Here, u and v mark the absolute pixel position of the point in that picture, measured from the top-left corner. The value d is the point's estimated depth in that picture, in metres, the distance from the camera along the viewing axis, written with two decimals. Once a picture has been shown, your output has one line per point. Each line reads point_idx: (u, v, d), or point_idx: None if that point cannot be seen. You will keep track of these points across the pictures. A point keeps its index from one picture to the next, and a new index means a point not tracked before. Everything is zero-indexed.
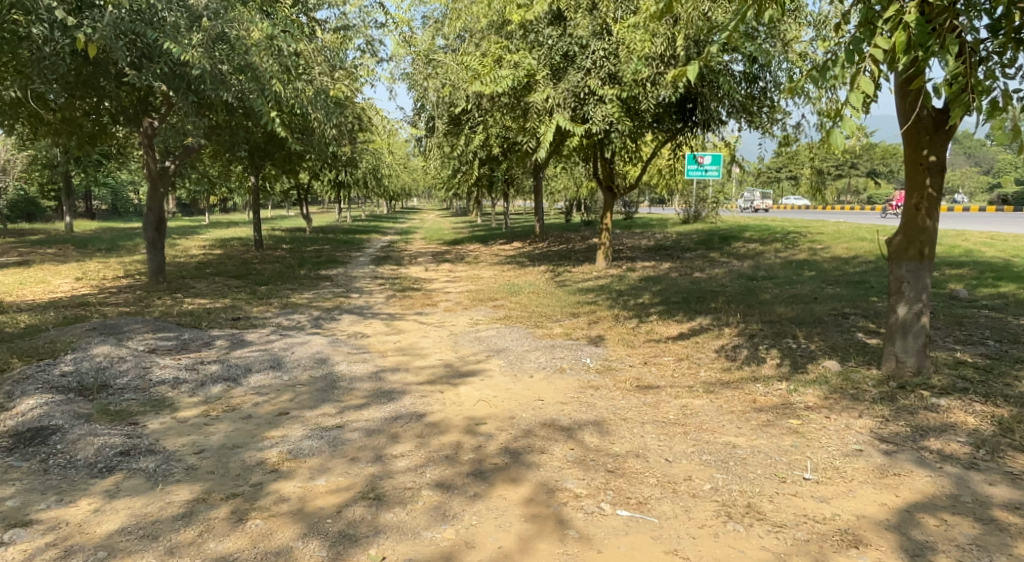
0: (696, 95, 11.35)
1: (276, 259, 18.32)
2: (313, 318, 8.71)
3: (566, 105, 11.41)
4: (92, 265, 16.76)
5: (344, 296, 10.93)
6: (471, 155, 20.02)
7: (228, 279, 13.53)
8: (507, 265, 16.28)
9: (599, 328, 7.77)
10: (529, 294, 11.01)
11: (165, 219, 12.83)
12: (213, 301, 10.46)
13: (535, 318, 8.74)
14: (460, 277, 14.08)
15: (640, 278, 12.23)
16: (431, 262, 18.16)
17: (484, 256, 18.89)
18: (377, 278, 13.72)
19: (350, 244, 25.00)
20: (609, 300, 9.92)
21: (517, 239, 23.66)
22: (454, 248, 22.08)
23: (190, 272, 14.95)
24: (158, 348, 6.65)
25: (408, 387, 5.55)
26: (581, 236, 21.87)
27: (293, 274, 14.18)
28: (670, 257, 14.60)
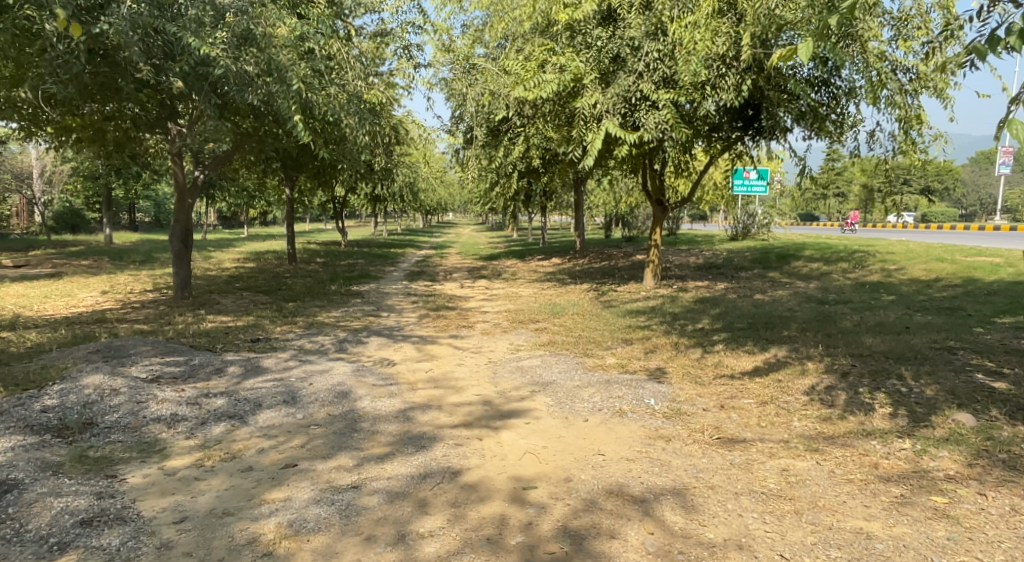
0: (760, 101, 10.38)
1: (308, 274, 17.74)
2: (338, 340, 7.93)
3: (615, 111, 10.54)
4: (122, 278, 16.36)
5: (375, 315, 10.16)
6: (510, 168, 19.26)
7: (256, 294, 12.88)
8: (548, 282, 15.41)
9: (659, 359, 6.82)
10: (574, 316, 10.08)
11: (192, 230, 12.21)
12: (235, 319, 9.77)
13: (583, 344, 7.82)
14: (498, 295, 13.25)
15: (695, 299, 11.22)
16: (467, 278, 17.39)
17: (522, 272, 18.05)
18: (411, 295, 12.97)
19: (385, 258, 24.43)
20: (663, 325, 8.96)
21: (556, 255, 22.78)
22: (491, 264, 21.29)
23: (218, 286, 14.42)
24: (161, 377, 5.89)
25: (441, 431, 4.68)
26: (623, 253, 20.89)
27: (323, 290, 13.51)
28: (725, 277, 13.54)
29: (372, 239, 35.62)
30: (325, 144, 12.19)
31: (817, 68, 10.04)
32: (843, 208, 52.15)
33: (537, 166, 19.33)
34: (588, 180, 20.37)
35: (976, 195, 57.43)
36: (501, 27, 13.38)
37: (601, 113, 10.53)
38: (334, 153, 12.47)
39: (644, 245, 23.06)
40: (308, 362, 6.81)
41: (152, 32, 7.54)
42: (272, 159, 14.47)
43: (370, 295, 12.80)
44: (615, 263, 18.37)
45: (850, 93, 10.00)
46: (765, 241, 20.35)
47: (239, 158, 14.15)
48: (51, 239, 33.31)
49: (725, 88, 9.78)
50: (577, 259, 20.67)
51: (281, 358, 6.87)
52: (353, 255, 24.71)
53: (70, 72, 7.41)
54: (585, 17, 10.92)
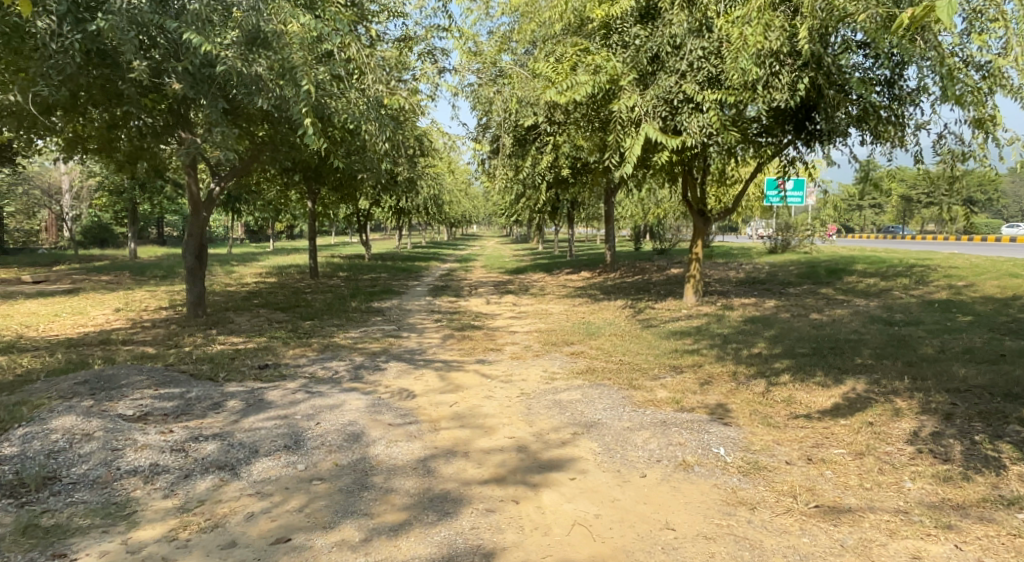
0: (816, 101, 9.49)
1: (330, 289, 17.13)
2: (355, 366, 7.19)
3: (655, 114, 9.72)
4: (140, 294, 15.87)
5: (396, 336, 9.42)
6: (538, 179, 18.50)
7: (273, 313, 12.21)
8: (579, 298, 14.56)
9: (718, 392, 5.95)
10: (612, 337, 9.24)
11: (206, 245, 11.56)
12: (246, 340, 9.08)
13: (628, 372, 6.98)
14: (528, 312, 12.44)
15: (743, 318, 10.31)
16: (493, 293, 16.63)
17: (551, 287, 17.24)
18: (435, 313, 12.23)
19: (409, 272, 23.78)
20: (714, 349, 8.07)
21: (585, 269, 21.93)
22: (518, 278, 20.51)
23: (235, 303, 13.81)
24: (149, 413, 5.17)
25: (470, 489, 3.88)
26: (656, 266, 19.98)
27: (343, 308, 12.83)
28: (772, 293, 12.58)
29: (396, 252, 35.07)
30: (345, 153, 11.53)
31: (879, 65, 9.15)
32: (879, 219, 50.59)
33: (566, 175, 18.53)
34: (618, 190, 19.51)
35: (1020, 206, 55.41)
36: (530, 30, 12.65)
37: (640, 116, 9.72)
38: (353, 163, 11.81)
39: (677, 258, 22.11)
40: (319, 393, 6.06)
41: (154, 29, 6.91)
42: (290, 169, 13.85)
43: (392, 313, 12.09)
44: (649, 278, 17.46)
45: (918, 92, 9.07)
46: (807, 254, 19.29)
47: (256, 168, 13.55)
48: (78, 254, 33.30)
49: (779, 87, 8.92)
50: (608, 273, 19.81)
51: (289, 389, 6.12)
52: (377, 270, 24.11)
53: (64, 73, 6.80)
54: (622, 14, 10.14)
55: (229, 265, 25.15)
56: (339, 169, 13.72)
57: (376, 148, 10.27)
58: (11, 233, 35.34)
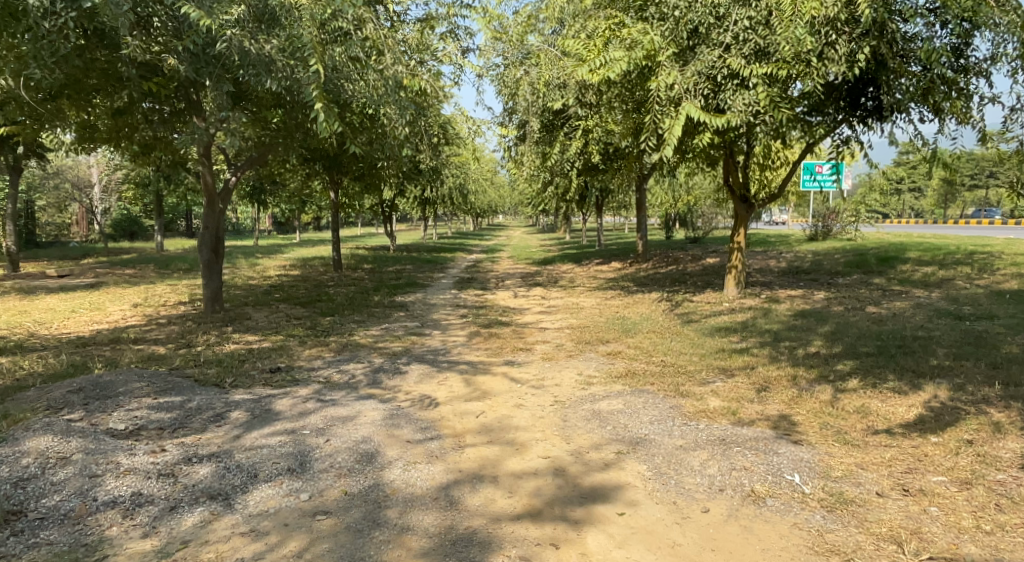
0: (874, 74, 8.69)
1: (353, 282, 16.66)
2: (373, 369, 6.63)
3: (697, 91, 9.00)
4: (162, 288, 15.56)
5: (420, 334, 8.86)
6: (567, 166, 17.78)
7: (292, 308, 11.72)
8: (611, 290, 13.87)
9: (779, 400, 5.27)
10: (651, 333, 8.57)
11: (223, 239, 11.07)
12: (262, 339, 8.59)
13: (672, 374, 6.31)
14: (558, 306, 11.80)
15: (792, 312, 9.55)
16: (520, 285, 15.99)
17: (580, 278, 16.54)
18: (460, 307, 11.65)
19: (434, 264, 23.25)
20: (765, 348, 7.36)
21: (615, 259, 21.16)
22: (545, 269, 19.82)
23: (255, 298, 13.38)
24: (143, 427, 4.63)
25: (501, 528, 3.28)
26: (690, 255, 19.13)
27: (365, 302, 12.32)
28: (820, 284, 11.76)
29: (421, 243, 34.62)
30: (364, 139, 11.03)
31: (946, 32, 8.30)
32: (919, 203, 48.81)
33: (596, 161, 17.77)
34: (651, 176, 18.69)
35: None
36: (559, 6, 11.93)
37: (680, 95, 9.02)
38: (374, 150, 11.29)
39: (711, 247, 21.26)
40: (333, 402, 5.50)
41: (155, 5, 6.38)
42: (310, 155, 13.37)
43: (415, 308, 11.55)
44: (683, 268, 16.67)
45: (990, 61, 8.22)
46: (850, 241, 18.31)
47: (274, 156, 13.07)
48: (106, 247, 33.39)
49: (835, 59, 8.13)
50: (639, 264, 19.05)
51: (302, 398, 5.58)
52: (401, 261, 23.59)
53: (58, 55, 6.29)
54: None
55: (253, 257, 24.88)
56: (358, 157, 13.23)
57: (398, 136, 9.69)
58: (41, 226, 35.55)
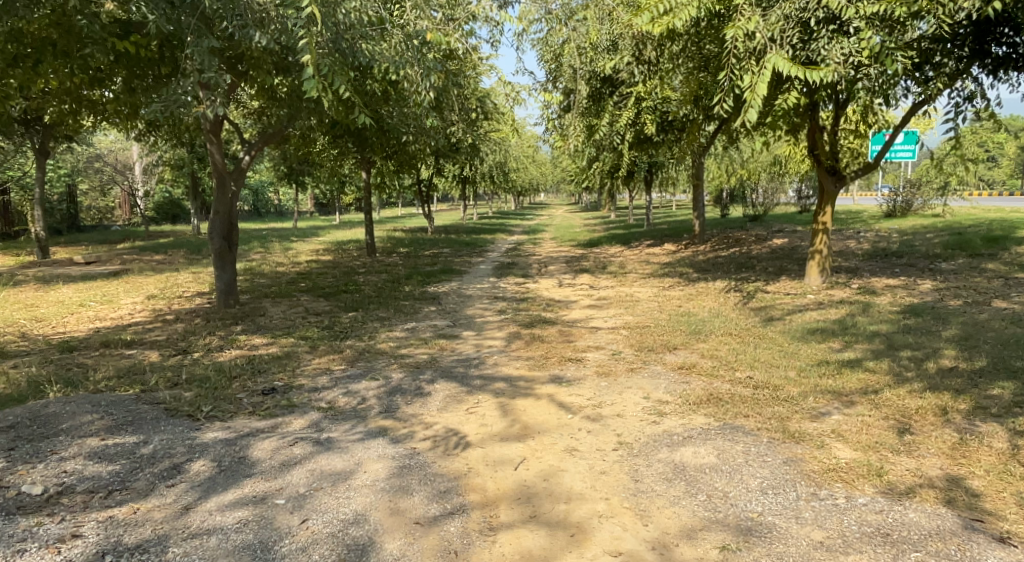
0: (1009, 13, 7.13)
1: (385, 269, 15.49)
2: (390, 388, 5.37)
3: (785, 40, 7.52)
4: (185, 277, 14.63)
5: (451, 337, 7.57)
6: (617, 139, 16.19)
7: (314, 302, 10.57)
8: (669, 277, 12.37)
9: (934, 451, 3.82)
10: (728, 336, 7.11)
11: (237, 226, 9.96)
12: (269, 343, 7.42)
13: (769, 401, 4.88)
14: (610, 298, 10.39)
15: (896, 309, 7.94)
16: (566, 271, 14.58)
17: (632, 263, 15.04)
18: (498, 301, 10.36)
19: (473, 246, 21.95)
20: (880, 360, 5.84)
21: (668, 241, 19.52)
22: (592, 252, 18.34)
23: (277, 288, 12.31)
24: (68, 490, 3.45)
25: None
26: (752, 236, 17.39)
27: (394, 295, 11.09)
28: (919, 272, 10.03)
29: (460, 224, 33.38)
30: (389, 111, 9.86)
31: None
32: (994, 174, 45.21)
33: (648, 134, 16.13)
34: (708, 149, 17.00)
35: None
36: None
37: (763, 45, 7.49)
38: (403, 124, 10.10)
39: (774, 227, 19.44)
40: (331, 442, 4.24)
41: None
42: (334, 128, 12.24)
43: (449, 302, 10.29)
44: (747, 251, 15.01)
45: None
46: (938, 218, 16.25)
47: (297, 130, 11.94)
48: (146, 231, 33.01)
49: None
50: (695, 246, 17.40)
51: (291, 435, 4.33)
52: (438, 245, 22.38)
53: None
54: None
55: (288, 240, 24.01)
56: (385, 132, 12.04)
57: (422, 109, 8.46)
58: (83, 210, 35.39)
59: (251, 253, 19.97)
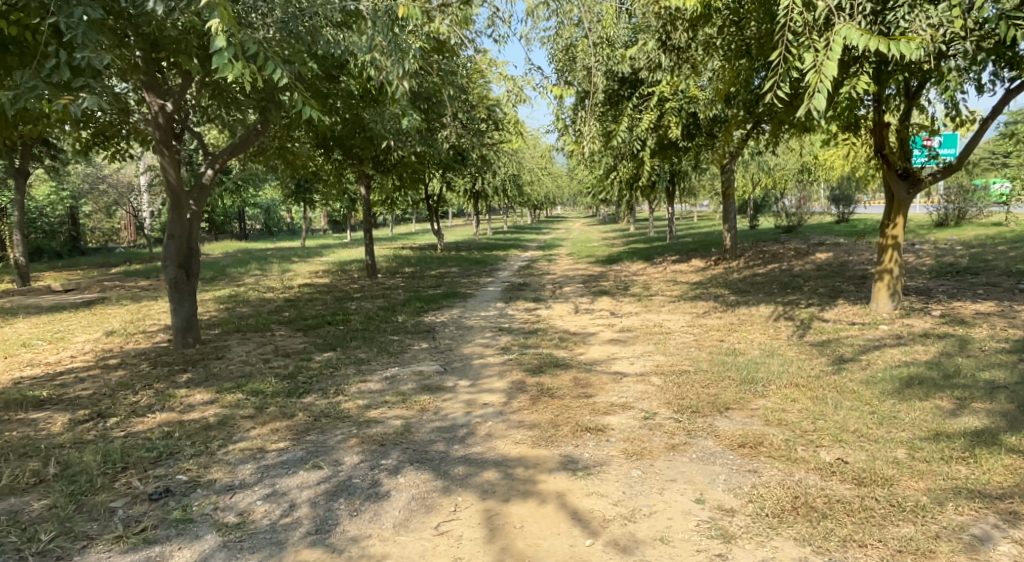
0: None
1: (383, 293, 14.00)
2: (334, 487, 3.82)
3: (857, 8, 5.99)
4: (161, 305, 13.25)
5: (438, 390, 6.01)
6: (637, 144, 14.59)
7: (288, 338, 9.06)
8: (702, 301, 10.73)
9: None
10: (795, 390, 5.49)
11: (197, 251, 8.52)
12: (209, 401, 5.91)
13: (889, 514, 3.36)
14: (636, 329, 8.78)
15: (1003, 346, 6.27)
16: (583, 294, 13.00)
17: (657, 283, 13.42)
18: (504, 334, 8.80)
19: (484, 265, 20.44)
20: (1021, 433, 4.21)
21: (695, 256, 17.84)
22: (612, 270, 16.74)
23: (255, 320, 10.85)
24: None
25: None
26: (790, 250, 15.68)
27: (384, 327, 9.57)
28: (1009, 295, 8.32)
29: (472, 240, 31.88)
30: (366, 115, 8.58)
31: None
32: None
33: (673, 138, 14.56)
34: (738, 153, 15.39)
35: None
36: None
37: (827, 13, 5.98)
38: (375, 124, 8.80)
39: (812, 239, 17.70)
40: None
41: None
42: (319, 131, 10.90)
43: (445, 336, 8.76)
44: (788, 267, 13.31)
45: None
46: (1002, 227, 14.46)
47: (277, 136, 10.58)
48: (149, 253, 31.88)
49: None
50: (726, 263, 15.71)
51: None
52: (446, 263, 20.87)
53: None
54: None
55: (288, 262, 22.67)
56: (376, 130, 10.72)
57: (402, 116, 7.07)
58: (87, 232, 34.45)
59: (245, 276, 18.62)
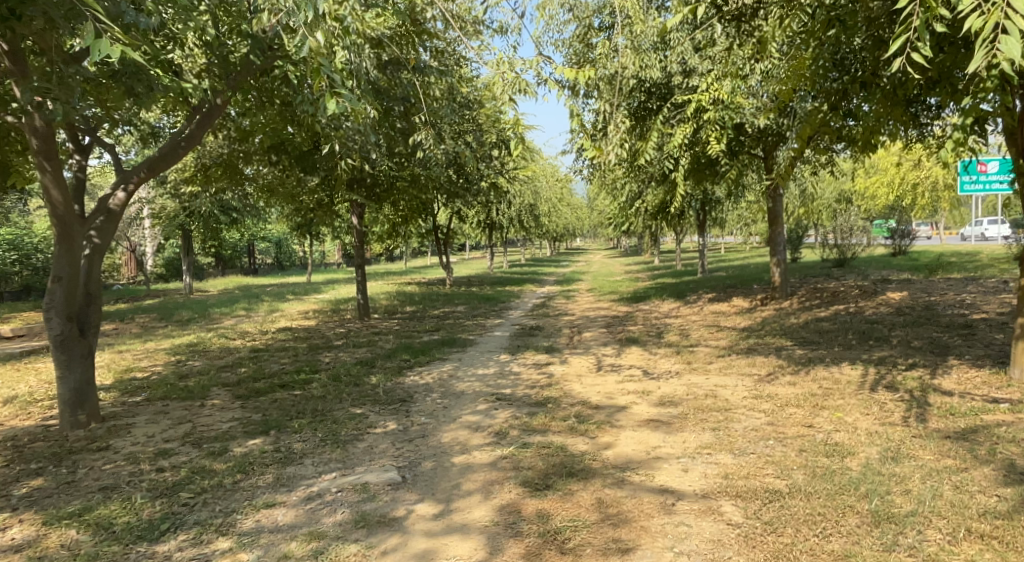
0: None
1: (369, 341, 11.83)
2: None
3: None
4: (105, 356, 11.16)
5: (379, 527, 3.79)
6: (669, 162, 12.26)
7: (219, 410, 6.89)
8: (761, 356, 8.39)
9: None
10: (982, 552, 3.32)
11: (92, 301, 6.51)
12: (17, 549, 3.76)
13: None
14: (681, 400, 6.48)
15: None
16: (608, 342, 10.71)
17: (697, 330, 11.08)
18: (502, 406, 6.56)
19: (495, 303, 18.21)
20: None
21: (735, 294, 15.52)
22: (640, 311, 14.42)
23: (197, 380, 8.70)
24: None
25: None
26: (851, 289, 13.30)
27: (349, 394, 7.35)
28: None
29: (485, 275, 29.67)
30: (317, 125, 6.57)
31: None
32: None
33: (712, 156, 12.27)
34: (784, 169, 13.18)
35: None
36: None
37: None
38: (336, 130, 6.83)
39: (871, 276, 15.29)
40: None
41: None
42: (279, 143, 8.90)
43: (423, 410, 6.53)
44: (856, 310, 10.95)
45: None
46: None
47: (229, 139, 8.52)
48: (146, 288, 30.13)
49: None
50: (774, 303, 13.36)
51: None
52: (452, 301, 18.68)
53: None
54: None
55: (281, 300, 20.62)
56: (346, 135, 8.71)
57: (355, 116, 5.06)
58: None
59: (225, 318, 16.50)
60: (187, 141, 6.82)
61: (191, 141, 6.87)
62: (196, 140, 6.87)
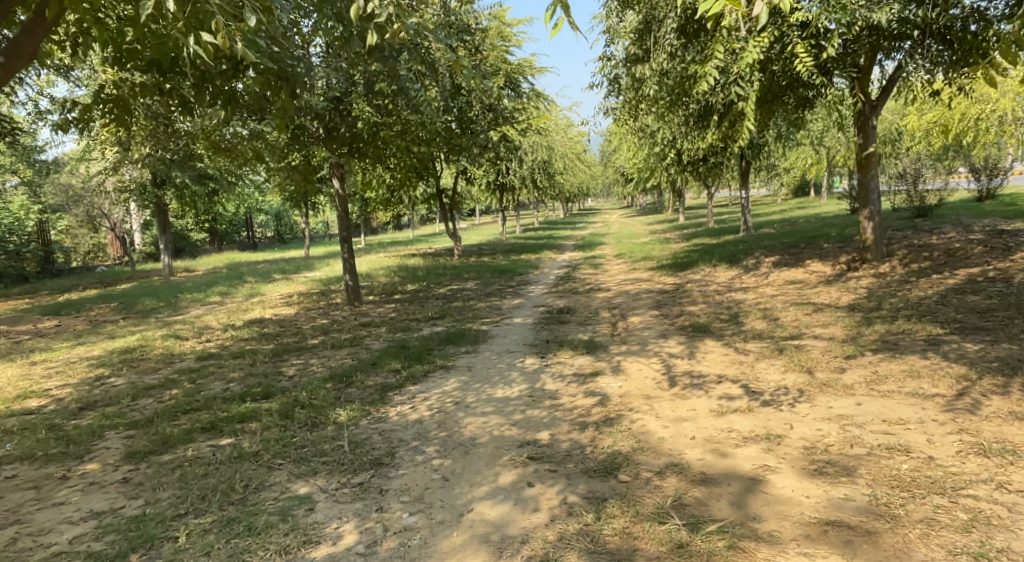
0: None
1: (354, 338, 9.16)
2: None
3: None
4: (10, 371, 8.58)
5: None
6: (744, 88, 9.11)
7: (77, 495, 4.23)
8: (919, 358, 5.63)
9: None
10: None
11: None
12: None
13: None
14: (850, 463, 3.77)
15: None
16: (669, 332, 7.96)
17: (786, 311, 8.30)
18: (541, 478, 3.90)
19: (512, 277, 15.43)
20: None
21: (808, 257, 12.64)
22: (693, 282, 11.62)
23: (95, 417, 6.07)
24: None
25: None
26: (970, 246, 10.40)
27: (294, 450, 4.67)
28: None
29: (499, 241, 26.89)
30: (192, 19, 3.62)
31: None
32: None
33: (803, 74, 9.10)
34: (874, 92, 10.27)
35: None
36: None
37: None
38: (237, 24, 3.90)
39: (977, 227, 12.35)
40: None
41: None
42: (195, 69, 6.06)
43: (406, 491, 3.88)
44: (1003, 277, 8.12)
45: None
46: None
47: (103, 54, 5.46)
48: (131, 268, 27.49)
49: None
50: (868, 268, 10.50)
51: None
52: (461, 275, 15.91)
53: None
54: None
55: (267, 280, 17.94)
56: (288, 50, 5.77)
57: None
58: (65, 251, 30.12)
59: (192, 307, 13.83)
60: (8, 51, 4.33)
61: (16, 52, 4.37)
62: (24, 49, 4.39)
